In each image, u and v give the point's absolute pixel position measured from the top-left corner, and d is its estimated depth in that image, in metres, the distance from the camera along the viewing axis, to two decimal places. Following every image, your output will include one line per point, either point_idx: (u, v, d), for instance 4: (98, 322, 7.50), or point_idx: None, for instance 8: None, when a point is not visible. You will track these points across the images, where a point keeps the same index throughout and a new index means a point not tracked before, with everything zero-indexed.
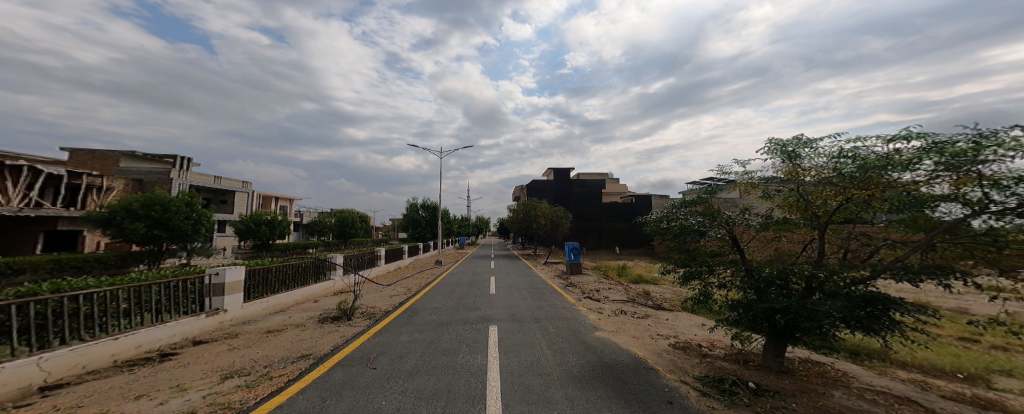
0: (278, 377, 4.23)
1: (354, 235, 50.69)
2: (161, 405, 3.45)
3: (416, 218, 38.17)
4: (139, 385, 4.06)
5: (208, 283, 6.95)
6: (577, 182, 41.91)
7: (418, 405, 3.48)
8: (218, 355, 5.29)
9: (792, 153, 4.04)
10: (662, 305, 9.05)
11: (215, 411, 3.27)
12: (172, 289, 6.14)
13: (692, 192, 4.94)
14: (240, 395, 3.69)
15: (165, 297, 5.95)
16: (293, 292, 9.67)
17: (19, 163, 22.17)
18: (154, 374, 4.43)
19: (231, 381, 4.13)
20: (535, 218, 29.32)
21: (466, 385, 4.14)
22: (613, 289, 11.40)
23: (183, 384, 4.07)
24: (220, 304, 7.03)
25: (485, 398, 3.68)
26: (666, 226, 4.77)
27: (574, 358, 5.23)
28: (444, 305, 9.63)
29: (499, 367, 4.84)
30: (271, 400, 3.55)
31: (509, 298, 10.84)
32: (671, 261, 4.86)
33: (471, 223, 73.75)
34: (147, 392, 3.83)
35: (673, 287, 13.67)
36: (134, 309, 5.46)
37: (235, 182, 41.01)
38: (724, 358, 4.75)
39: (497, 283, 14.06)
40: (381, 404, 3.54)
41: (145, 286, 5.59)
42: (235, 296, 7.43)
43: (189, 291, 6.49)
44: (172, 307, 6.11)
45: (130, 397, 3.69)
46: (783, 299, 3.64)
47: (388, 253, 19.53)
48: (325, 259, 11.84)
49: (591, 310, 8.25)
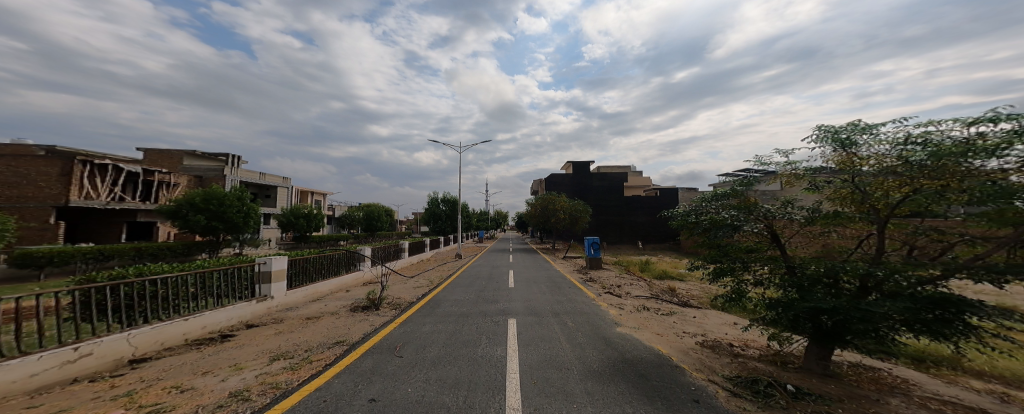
0: (317, 361, 4.39)
1: (381, 229, 52.20)
2: (223, 382, 3.63)
3: (437, 212, 38.87)
4: (206, 362, 4.28)
5: (257, 270, 7.27)
6: (597, 175, 41.26)
7: (442, 394, 3.52)
8: (268, 338, 5.57)
9: (848, 140, 3.80)
10: (689, 302, 8.83)
11: (266, 390, 3.43)
12: (229, 276, 6.46)
13: (726, 183, 4.66)
14: (283, 377, 3.82)
15: (224, 283, 6.28)
16: (328, 282, 10.01)
17: (106, 161, 24.04)
18: (218, 353, 4.67)
19: (280, 363, 4.33)
20: (553, 212, 28.91)
21: (486, 375, 4.17)
22: (636, 284, 11.17)
23: (241, 363, 4.30)
24: (269, 291, 7.34)
25: (504, 389, 3.70)
26: (694, 220, 4.58)
27: (594, 352, 5.18)
28: (464, 298, 9.74)
29: (518, 359, 4.86)
30: (312, 381, 3.71)
31: (527, 291, 10.82)
32: (701, 257, 4.68)
33: (489, 218, 74.44)
34: (212, 369, 4.06)
35: (702, 284, 13.18)
36: (201, 293, 5.80)
37: (278, 178, 43.03)
38: (759, 359, 4.56)
39: (516, 277, 14.06)
40: (406, 391, 3.60)
41: (209, 272, 5.94)
42: (281, 284, 7.73)
43: (243, 278, 6.82)
44: (231, 292, 6.47)
45: (200, 372, 3.92)
46: (831, 298, 3.43)
47: (411, 247, 19.98)
48: (354, 251, 12.14)
49: (612, 305, 8.10)
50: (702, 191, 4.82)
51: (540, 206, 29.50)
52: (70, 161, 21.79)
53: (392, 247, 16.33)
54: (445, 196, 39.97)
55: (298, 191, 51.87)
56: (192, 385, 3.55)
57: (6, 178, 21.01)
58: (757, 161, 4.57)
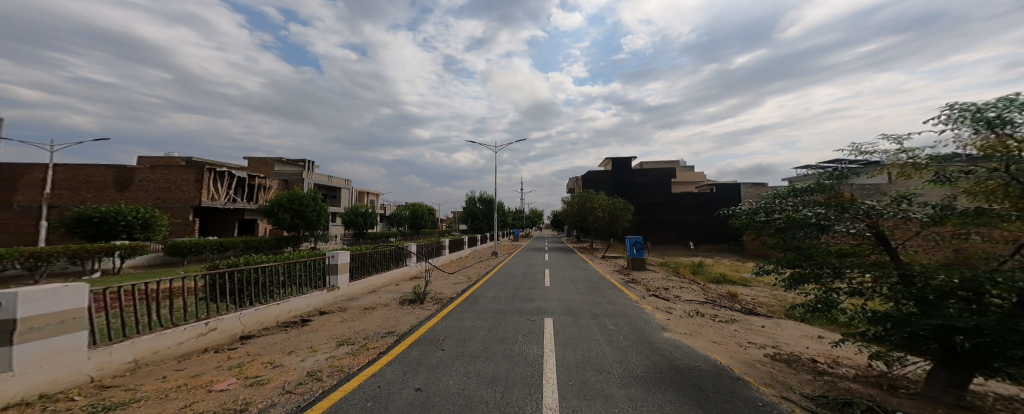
0: (373, 348, 4.63)
1: (426, 226, 54.61)
2: (302, 361, 4.26)
3: (474, 211, 39.41)
4: (290, 343, 5.04)
5: (327, 263, 8.06)
6: (640, 172, 39.67)
7: (482, 390, 3.45)
8: (335, 325, 5.98)
9: (999, 118, 2.87)
10: (754, 310, 8.06)
11: (332, 373, 3.83)
12: (307, 267, 7.38)
13: (811, 177, 4.06)
14: (346, 361, 4.16)
15: (304, 273, 7.24)
16: (381, 275, 10.44)
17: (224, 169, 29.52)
18: (299, 335, 5.41)
19: (343, 348, 4.69)
20: (591, 211, 28.19)
21: (523, 374, 4.04)
22: (687, 288, 10.45)
23: (315, 345, 4.89)
24: (336, 281, 8.08)
25: (541, 389, 3.56)
26: (765, 219, 4.10)
27: (638, 357, 4.88)
28: (500, 295, 9.69)
29: (555, 359, 4.69)
30: (370, 366, 3.97)
31: (563, 291, 10.56)
32: (773, 261, 4.24)
33: (525, 216, 75.18)
34: (296, 349, 4.76)
35: (772, 291, 12.21)
36: (288, 281, 6.80)
37: (341, 180, 46.86)
38: (855, 379, 3.95)
39: (552, 276, 13.83)
40: (449, 383, 3.60)
41: (293, 263, 6.94)
42: (345, 275, 8.45)
43: (316, 269, 7.70)
44: (309, 281, 7.41)
45: (287, 351, 4.64)
46: (972, 316, 2.67)
47: (451, 244, 20.48)
48: (402, 248, 12.53)
49: (658, 309, 7.64)
50: (778, 187, 4.28)
51: (577, 204, 28.90)
52: (198, 169, 26.97)
53: (434, 244, 16.72)
54: (482, 196, 40.45)
55: (356, 192, 56.27)
56: (281, 362, 4.28)
57: (160, 184, 26.82)
58: (855, 151, 3.79)
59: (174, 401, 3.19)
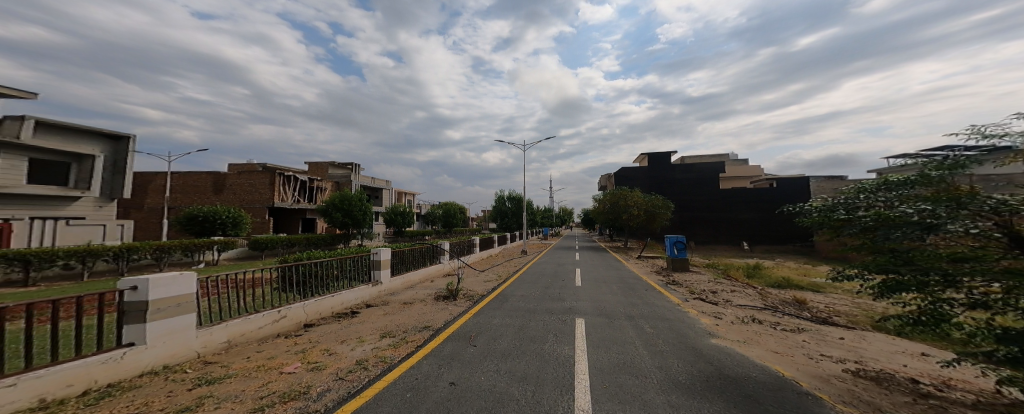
0: (413, 341, 4.87)
1: (457, 226, 55.76)
2: (353, 350, 4.73)
3: (503, 210, 39.39)
4: (343, 332, 5.61)
5: (372, 259, 8.57)
6: (680, 167, 37.80)
7: (513, 388, 3.45)
8: (380, 317, 6.38)
9: None
10: (830, 320, 7.21)
11: (377, 363, 4.17)
12: (355, 262, 8.01)
13: (911, 168, 3.42)
14: (389, 352, 4.51)
15: (353, 268, 7.88)
16: (417, 271, 10.68)
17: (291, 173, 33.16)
18: (350, 326, 6.00)
19: (385, 340, 5.03)
20: (625, 209, 27.28)
21: (554, 373, 3.94)
22: (739, 292, 9.66)
23: (363, 335, 5.36)
24: (379, 277, 8.59)
25: (573, 389, 3.47)
26: (846, 217, 3.50)
27: (680, 363, 4.57)
28: (530, 294, 9.54)
29: (589, 361, 4.47)
30: (410, 358, 4.27)
31: (596, 291, 10.26)
32: (858, 264, 3.49)
33: (555, 215, 74.87)
34: (349, 338, 5.29)
35: (852, 298, 10.86)
36: (341, 275, 7.52)
37: (382, 182, 49.06)
38: (972, 404, 3.27)
39: (583, 276, 13.52)
40: (480, 379, 3.67)
41: (345, 258, 7.65)
42: (388, 271, 8.95)
43: (362, 265, 8.23)
44: (357, 276, 8.04)
45: (341, 340, 5.18)
46: None
47: (482, 242, 20.69)
48: (436, 245, 12.72)
49: (705, 314, 7.15)
50: (862, 180, 3.67)
51: (610, 202, 28.14)
52: (271, 173, 31.53)
53: (466, 243, 16.96)
54: (511, 194, 40.51)
55: (394, 192, 58.57)
56: (335, 350, 4.80)
57: (245, 188, 31.45)
58: (973, 134, 3.04)
59: (256, 380, 3.90)
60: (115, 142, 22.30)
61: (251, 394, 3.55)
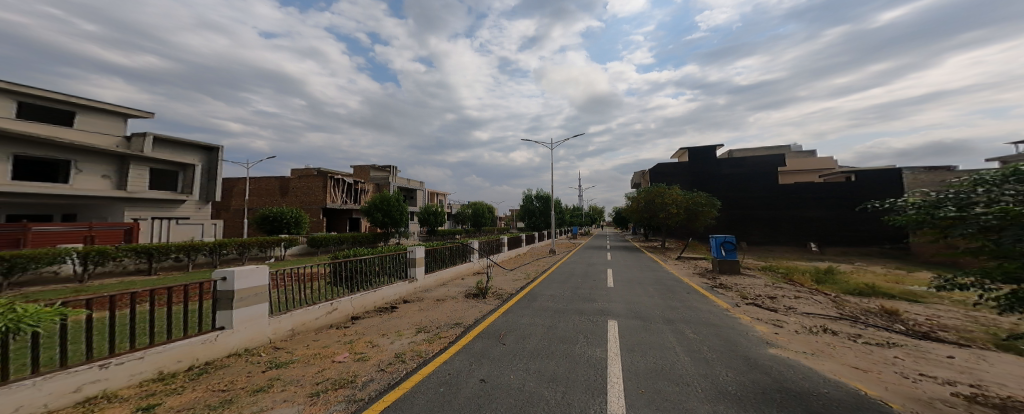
0: (445, 338, 4.88)
1: (485, 224, 56.31)
2: (391, 343, 4.78)
3: (532, 209, 39.25)
4: (384, 325, 5.71)
5: (408, 256, 8.73)
6: (726, 161, 35.44)
7: (542, 389, 3.35)
8: (416, 313, 6.43)
9: None
10: (933, 335, 6.08)
11: (411, 357, 4.20)
12: (394, 260, 8.22)
13: None
14: (424, 347, 4.56)
15: (392, 265, 8.10)
16: (450, 269, 10.79)
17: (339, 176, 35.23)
18: (390, 319, 6.12)
19: (418, 335, 5.05)
20: (663, 207, 26.02)
21: (585, 375, 3.77)
22: (803, 298, 8.68)
23: (401, 329, 5.42)
24: (415, 273, 8.76)
25: (606, 393, 3.31)
26: (953, 216, 3.02)
27: (729, 372, 4.19)
28: (560, 294, 9.30)
29: (623, 364, 4.22)
30: (441, 354, 4.28)
31: (630, 293, 9.81)
32: (974, 272, 3.04)
33: (585, 213, 73.66)
34: (391, 331, 5.37)
35: (965, 311, 8.67)
36: (382, 271, 7.76)
37: (416, 182, 50.40)
38: None
39: (615, 276, 13.00)
40: (509, 378, 3.60)
41: (386, 256, 7.90)
42: (422, 270, 9.08)
43: (399, 262, 8.43)
44: (395, 273, 8.23)
45: (381, 333, 5.27)
46: None
47: (510, 241, 20.63)
48: (465, 245, 12.74)
49: (760, 320, 6.60)
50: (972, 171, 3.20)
51: (644, 201, 27.09)
52: (323, 176, 33.55)
53: (495, 242, 17.04)
54: (539, 194, 40.33)
55: (427, 192, 59.97)
56: (377, 342, 4.86)
57: (304, 191, 33.84)
58: None
59: (313, 366, 4.08)
60: (208, 153, 26.03)
61: (310, 379, 3.74)
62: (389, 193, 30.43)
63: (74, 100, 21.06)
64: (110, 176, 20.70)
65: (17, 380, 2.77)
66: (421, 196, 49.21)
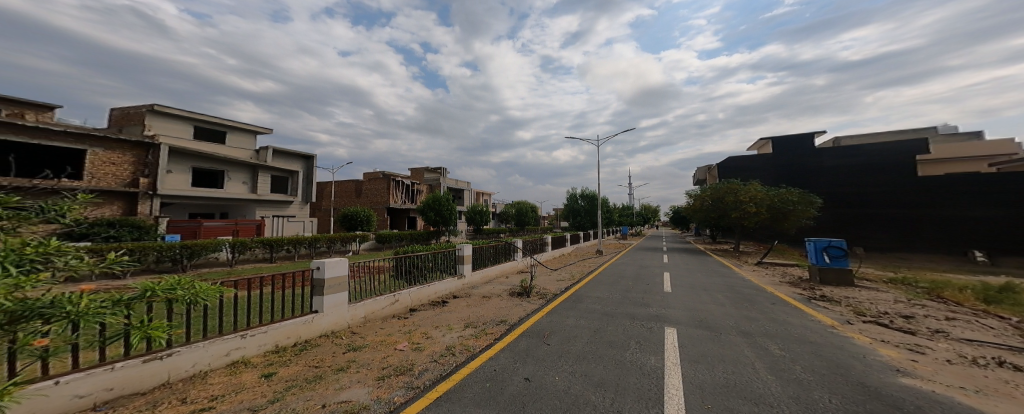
0: (490, 334, 4.88)
1: (529, 223, 56.33)
2: (443, 336, 4.90)
3: (576, 207, 38.10)
4: (437, 319, 5.87)
5: (456, 254, 8.97)
6: (822, 152, 30.55)
7: (590, 394, 3.16)
8: (463, 308, 6.57)
9: None
10: None
11: (458, 351, 4.26)
12: (444, 257, 8.54)
13: None
14: (472, 342, 4.61)
15: (444, 262, 8.42)
16: (495, 267, 10.84)
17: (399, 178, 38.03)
18: (442, 313, 6.30)
19: (464, 331, 5.11)
20: (738, 206, 22.66)
21: (638, 384, 3.47)
22: (955, 319, 7.03)
23: (453, 323, 5.53)
24: (464, 270, 8.95)
25: (663, 405, 3.00)
26: None
27: (828, 397, 3.51)
28: (608, 296, 8.71)
29: (683, 376, 3.78)
30: (487, 350, 4.29)
31: (691, 298, 8.87)
32: None
33: (637, 213, 69.51)
34: (446, 324, 5.49)
35: None
36: (435, 267, 8.12)
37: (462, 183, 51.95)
38: None
39: (674, 280, 11.86)
40: (554, 379, 3.47)
41: (438, 253, 8.28)
42: (469, 267, 9.23)
43: (449, 259, 8.71)
44: (445, 269, 8.52)
45: (435, 326, 5.43)
46: None
47: (554, 241, 20.08)
48: (509, 243, 12.65)
49: (883, 343, 5.47)
50: None
51: (712, 199, 24.26)
52: (387, 178, 36.57)
53: (538, 241, 16.78)
54: (584, 192, 39.00)
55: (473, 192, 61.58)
56: (430, 334, 5.01)
57: (371, 192, 37.15)
58: None
59: (379, 353, 4.33)
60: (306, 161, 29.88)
61: (378, 363, 3.99)
62: (441, 194, 32.58)
63: (227, 123, 25.82)
64: (246, 182, 24.81)
65: (195, 341, 3.77)
66: (467, 196, 50.90)
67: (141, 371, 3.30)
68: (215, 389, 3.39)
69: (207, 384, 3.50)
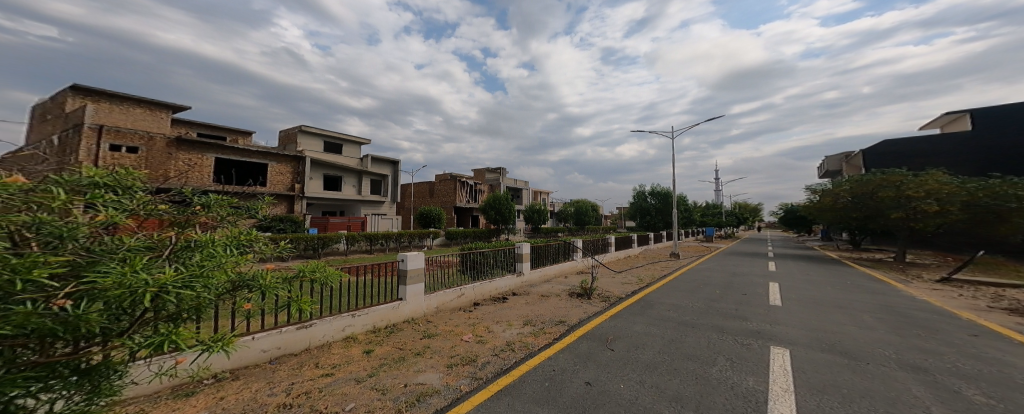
0: (549, 333, 4.75)
1: (590, 222, 53.62)
2: (504, 331, 4.96)
3: (645, 207, 33.71)
4: (498, 314, 5.98)
5: (515, 252, 9.02)
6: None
7: (662, 408, 2.80)
8: (523, 305, 6.57)
9: None
10: None
11: (516, 347, 4.26)
12: (503, 254, 8.68)
13: None
14: (530, 339, 4.56)
15: (503, 258, 8.58)
16: (555, 267, 10.48)
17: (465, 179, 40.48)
18: (504, 309, 6.39)
19: (522, 328, 5.10)
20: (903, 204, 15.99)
21: (722, 405, 2.94)
22: None
23: (516, 320, 5.57)
24: (523, 268, 8.90)
25: None
26: None
27: None
28: (686, 304, 7.61)
29: (793, 405, 3.06)
30: (545, 349, 4.17)
31: (799, 313, 7.18)
32: None
33: (727, 212, 59.27)
34: (510, 320, 5.55)
35: None
36: (495, 263, 8.34)
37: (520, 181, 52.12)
38: None
39: (777, 291, 9.71)
40: (619, 387, 3.17)
41: (498, 251, 8.49)
42: (528, 265, 9.15)
43: (507, 257, 8.80)
44: (503, 266, 8.63)
45: (496, 321, 5.56)
46: None
47: (619, 241, 18.34)
48: (569, 242, 12.00)
49: None
50: None
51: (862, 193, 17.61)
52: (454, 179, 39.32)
53: (600, 241, 15.53)
54: (654, 188, 34.23)
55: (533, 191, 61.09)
56: (491, 328, 5.14)
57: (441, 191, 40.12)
58: None
59: (448, 341, 4.63)
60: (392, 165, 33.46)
61: (447, 351, 4.25)
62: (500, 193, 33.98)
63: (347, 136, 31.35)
64: (356, 185, 29.38)
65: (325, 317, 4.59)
66: (526, 195, 51.11)
67: (295, 336, 4.20)
68: (335, 358, 4.09)
69: (330, 354, 4.22)
